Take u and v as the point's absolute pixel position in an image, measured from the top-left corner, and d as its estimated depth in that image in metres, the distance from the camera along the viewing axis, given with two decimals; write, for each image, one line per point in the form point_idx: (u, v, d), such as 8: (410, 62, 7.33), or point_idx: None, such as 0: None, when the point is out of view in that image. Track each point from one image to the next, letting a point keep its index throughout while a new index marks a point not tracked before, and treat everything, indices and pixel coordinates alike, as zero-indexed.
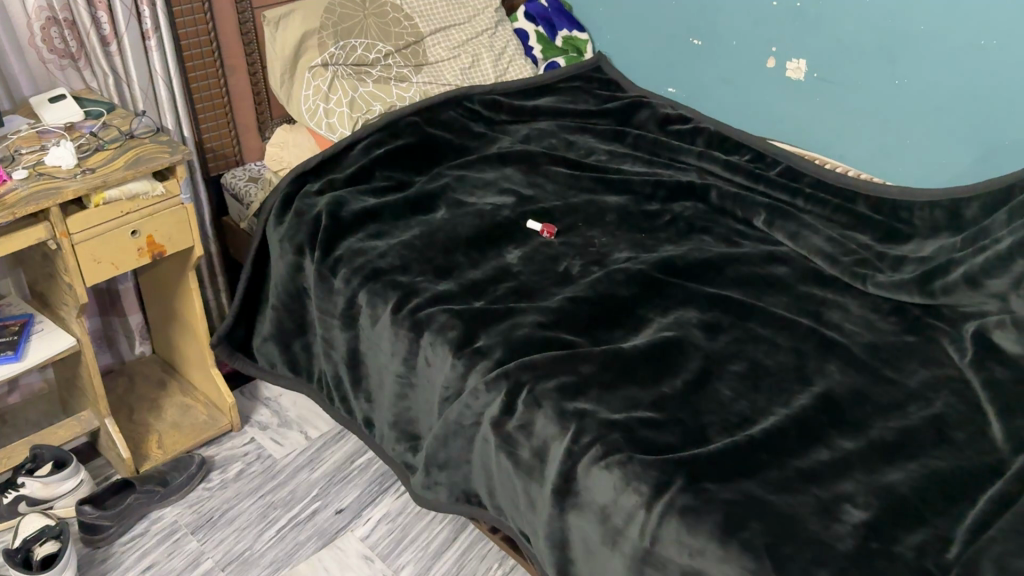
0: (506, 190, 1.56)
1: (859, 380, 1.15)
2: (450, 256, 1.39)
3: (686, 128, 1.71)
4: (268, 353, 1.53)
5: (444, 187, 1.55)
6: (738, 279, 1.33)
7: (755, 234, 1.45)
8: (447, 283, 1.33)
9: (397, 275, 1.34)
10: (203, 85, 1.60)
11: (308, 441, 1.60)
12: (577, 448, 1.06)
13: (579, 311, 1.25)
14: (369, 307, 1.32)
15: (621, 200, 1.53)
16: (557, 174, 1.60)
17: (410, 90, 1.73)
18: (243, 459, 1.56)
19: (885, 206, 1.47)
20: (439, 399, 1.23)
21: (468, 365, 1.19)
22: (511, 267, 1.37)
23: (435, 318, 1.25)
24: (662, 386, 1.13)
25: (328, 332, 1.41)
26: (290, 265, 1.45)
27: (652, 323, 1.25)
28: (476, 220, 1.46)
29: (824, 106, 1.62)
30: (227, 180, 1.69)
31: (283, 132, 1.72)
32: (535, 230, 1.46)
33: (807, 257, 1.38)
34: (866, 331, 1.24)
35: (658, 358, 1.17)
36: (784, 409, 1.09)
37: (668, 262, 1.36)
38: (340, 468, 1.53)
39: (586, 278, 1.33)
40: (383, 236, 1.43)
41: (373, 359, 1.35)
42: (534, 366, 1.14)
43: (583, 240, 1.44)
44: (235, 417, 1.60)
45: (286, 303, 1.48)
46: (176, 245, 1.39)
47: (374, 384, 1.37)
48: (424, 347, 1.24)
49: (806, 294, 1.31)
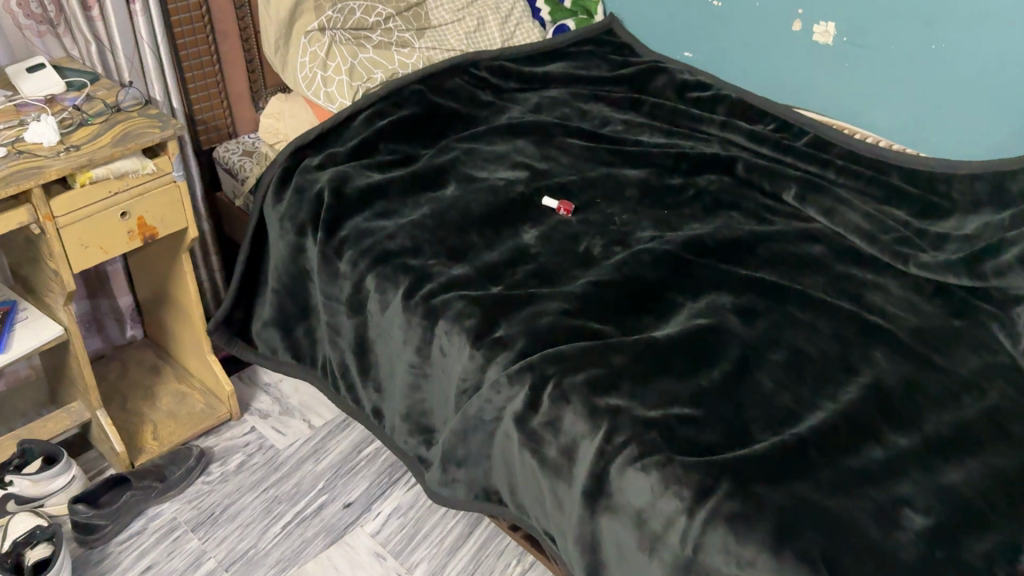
0: (519, 164, 1.46)
1: (908, 369, 1.07)
2: (464, 236, 1.30)
3: (706, 95, 1.62)
4: (268, 339, 1.44)
5: (453, 161, 1.45)
6: (771, 259, 1.26)
7: (785, 210, 1.36)
8: (462, 266, 1.24)
9: (408, 258, 1.26)
10: (193, 52, 1.48)
11: (312, 430, 1.51)
12: (610, 447, 0.99)
13: (605, 297, 1.17)
14: (379, 292, 1.24)
15: (641, 173, 1.45)
16: (573, 146, 1.51)
17: (413, 56, 1.63)
18: (244, 450, 1.47)
19: (921, 178, 1.39)
20: (457, 392, 1.16)
21: (488, 357, 1.11)
22: (529, 248, 1.28)
23: (451, 305, 1.17)
24: (699, 378, 1.05)
25: (333, 318, 1.33)
26: (291, 246, 1.37)
27: (682, 308, 1.17)
28: (489, 197, 1.37)
29: (853, 71, 1.53)
30: (220, 154, 1.57)
31: (278, 101, 1.60)
32: (551, 207, 1.37)
33: (842, 235, 1.30)
34: (910, 314, 1.16)
35: (693, 346, 1.09)
36: (831, 404, 1.02)
37: (697, 241, 1.28)
38: (347, 459, 1.45)
39: (610, 260, 1.26)
40: (391, 216, 1.34)
41: (383, 347, 1.27)
42: (560, 358, 1.06)
43: (603, 218, 1.36)
44: (234, 405, 1.51)
45: (288, 286, 1.40)
46: (169, 227, 1.30)
47: (385, 373, 1.29)
48: (439, 335, 1.17)
49: (845, 274, 1.23)
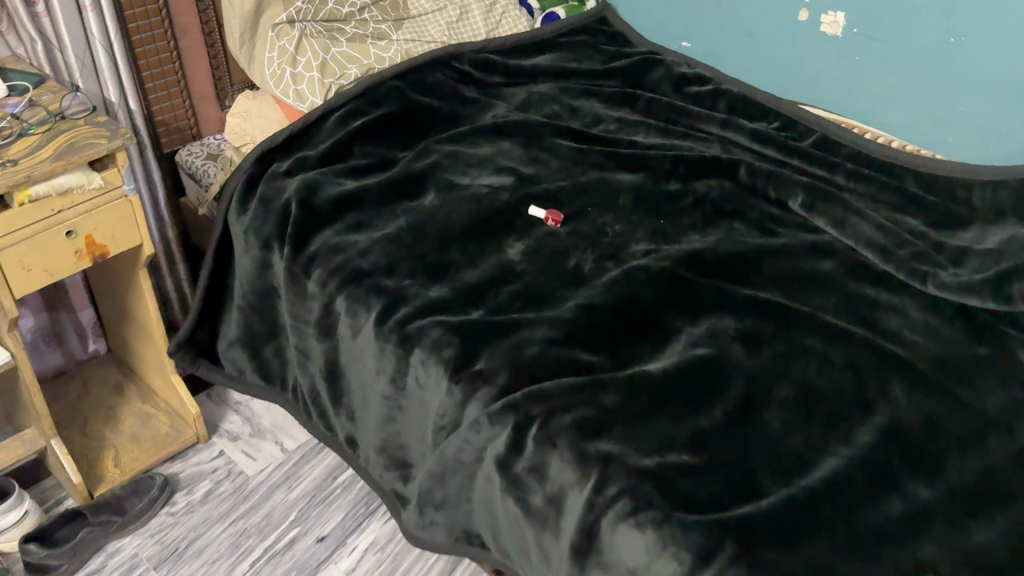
0: (504, 168, 1.35)
1: (928, 406, 0.98)
2: (443, 251, 1.19)
3: (706, 89, 1.51)
4: (234, 360, 1.34)
5: (433, 166, 1.34)
6: (776, 278, 1.16)
7: (791, 219, 1.26)
8: (440, 287, 1.14)
9: (381, 278, 1.15)
10: (150, 49, 1.37)
11: (284, 454, 1.42)
12: (601, 499, 0.89)
13: (596, 323, 1.07)
14: (350, 315, 1.14)
15: (635, 178, 1.34)
16: (562, 148, 1.40)
17: (390, 49, 1.51)
18: (211, 477, 1.38)
19: (938, 184, 1.29)
20: (434, 428, 1.06)
21: (467, 392, 1.01)
22: (513, 265, 1.18)
23: (427, 333, 1.07)
24: (700, 418, 0.95)
25: (302, 341, 1.23)
26: (256, 261, 1.26)
27: (680, 334, 1.07)
28: (470, 207, 1.27)
29: (864, 65, 1.42)
30: (183, 157, 1.45)
31: (246, 99, 1.48)
32: (539, 218, 1.27)
33: (854, 248, 1.20)
34: (929, 341, 1.07)
35: (692, 381, 0.99)
36: (845, 449, 0.92)
37: (696, 257, 1.18)
38: (321, 487, 1.36)
39: (601, 279, 1.16)
40: (364, 229, 1.23)
41: (355, 374, 1.17)
42: (546, 397, 0.96)
43: (595, 229, 1.25)
44: (200, 428, 1.41)
45: (255, 304, 1.30)
46: (122, 244, 1.19)
47: (358, 402, 1.19)
48: (415, 365, 1.07)
49: (857, 294, 1.13)
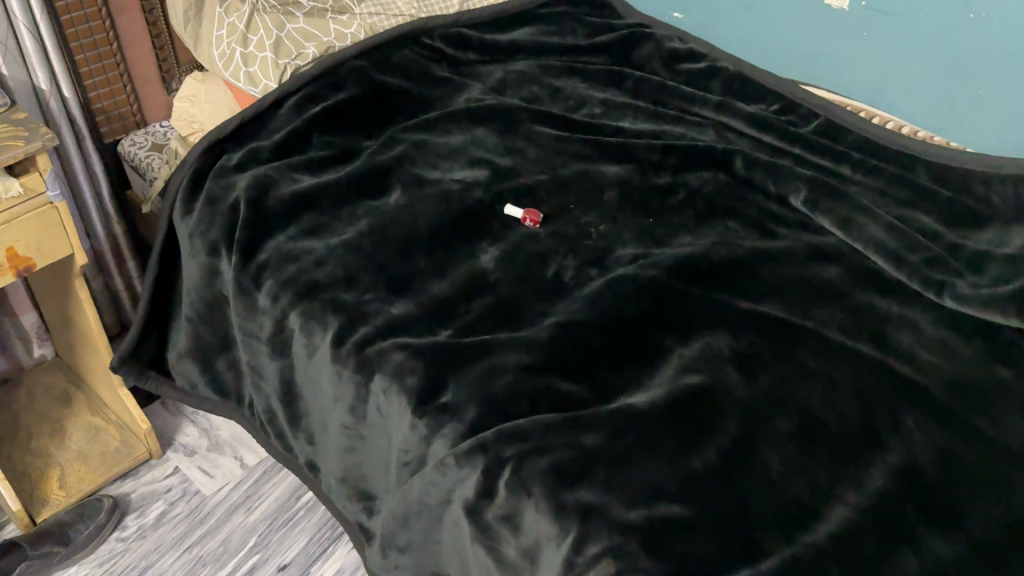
0: (478, 160, 1.23)
1: (944, 441, 0.88)
2: (408, 259, 1.07)
3: (699, 67, 1.39)
4: (185, 373, 1.23)
5: (399, 159, 1.22)
6: (776, 287, 1.05)
7: (792, 217, 1.15)
8: (404, 302, 1.02)
9: (339, 292, 1.03)
10: (82, 29, 1.22)
11: (244, 471, 1.32)
12: (581, 559, 0.78)
13: (576, 343, 0.96)
14: (304, 333, 1.03)
15: (622, 171, 1.23)
16: (542, 135, 1.28)
17: (352, 25, 1.36)
18: (165, 498, 1.28)
19: (952, 178, 1.18)
20: (398, 464, 0.95)
21: (432, 428, 0.91)
22: (486, 273, 1.07)
23: (388, 358, 0.96)
24: (691, 459, 0.84)
25: (254, 358, 1.12)
26: (203, 268, 1.15)
27: (671, 355, 0.96)
28: (440, 206, 1.15)
29: (871, 42, 1.29)
30: (125, 148, 1.33)
31: (194, 81, 1.35)
32: (515, 217, 1.15)
33: (862, 253, 1.10)
34: (945, 361, 0.97)
35: (681, 415, 0.88)
36: (854, 496, 0.82)
37: (688, 264, 1.07)
38: (283, 508, 1.27)
39: (584, 290, 1.05)
40: (321, 233, 1.11)
41: (313, 397, 1.06)
42: (518, 437, 0.85)
43: (576, 231, 1.14)
44: (153, 443, 1.31)
45: (204, 314, 1.18)
46: (49, 256, 1.07)
47: (317, 426, 1.08)
48: (375, 393, 0.96)
49: (865, 306, 1.03)
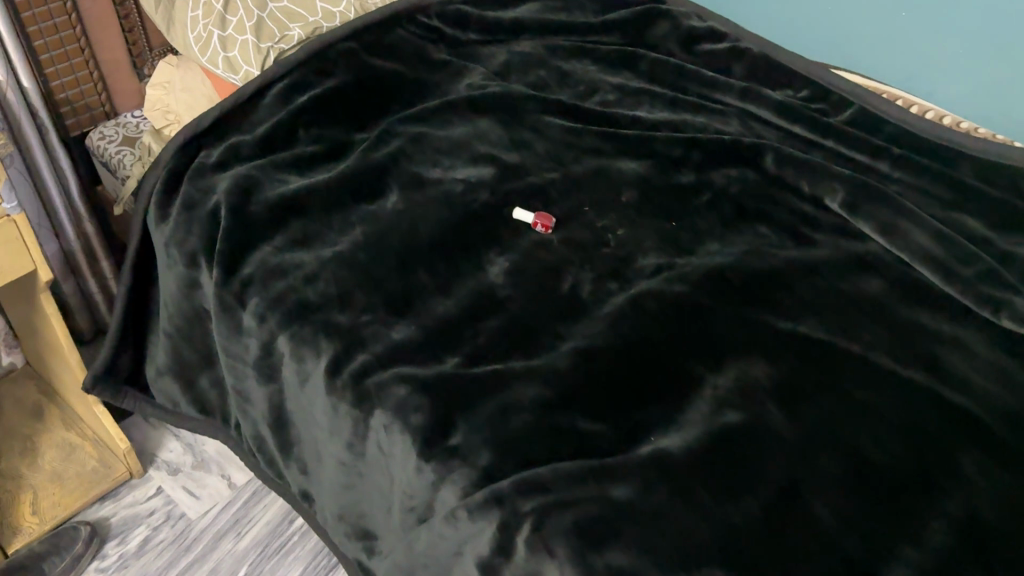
0: (482, 156, 1.12)
1: (1007, 485, 0.80)
2: (408, 273, 0.97)
3: (721, 48, 1.27)
4: (165, 391, 1.13)
5: (395, 156, 1.11)
6: (815, 303, 0.95)
7: (827, 221, 1.05)
8: (405, 325, 0.92)
9: (332, 312, 0.93)
10: (41, 12, 1.10)
11: (232, 491, 1.23)
12: None
13: (598, 374, 0.87)
14: (294, 358, 0.93)
15: (640, 167, 1.12)
16: (551, 126, 1.17)
17: (342, 3, 1.25)
18: (148, 523, 1.18)
19: (1001, 175, 1.08)
20: (402, 508, 0.86)
21: (440, 473, 0.81)
22: (495, 289, 0.97)
23: (389, 392, 0.86)
24: (731, 511, 0.75)
25: (240, 381, 1.02)
26: (182, 281, 1.04)
27: (703, 386, 0.86)
28: (442, 211, 1.04)
29: (908, 22, 1.19)
30: (94, 142, 1.21)
31: (168, 66, 1.22)
32: (525, 222, 1.05)
33: (906, 262, 1.00)
34: (1002, 389, 0.88)
35: (718, 461, 0.79)
36: (913, 554, 0.74)
37: (716, 278, 0.97)
38: (275, 533, 1.18)
39: (604, 309, 0.95)
40: (311, 243, 1.00)
41: (305, 426, 0.97)
42: (538, 488, 0.76)
43: (592, 237, 1.04)
44: (133, 462, 1.21)
45: (184, 329, 1.08)
46: (8, 273, 0.96)
47: (311, 456, 0.99)
48: (376, 429, 0.87)
49: (913, 324, 0.94)
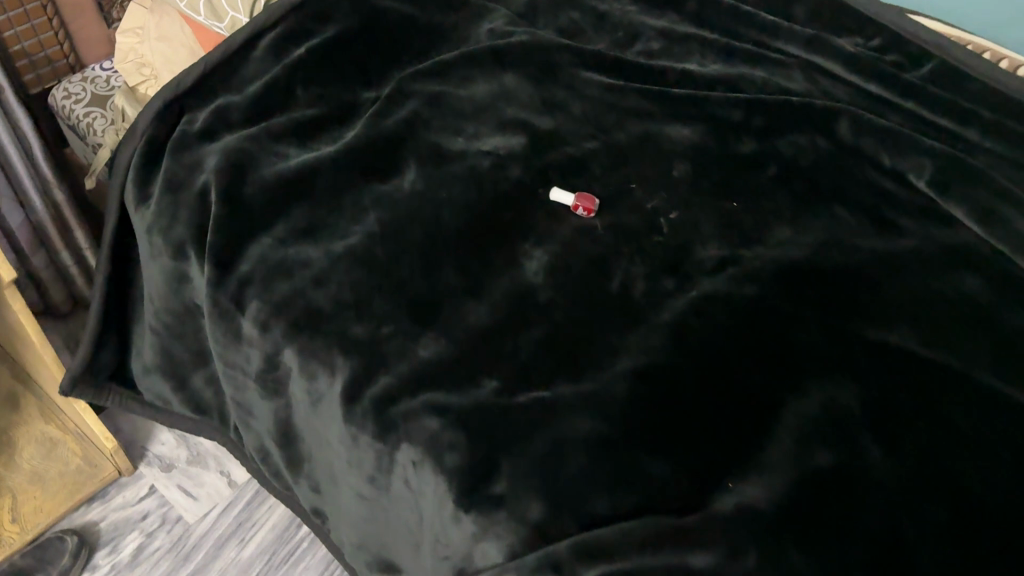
0: (512, 122, 0.97)
1: None
2: (434, 272, 0.84)
3: None
4: (155, 389, 1.00)
5: (411, 122, 0.96)
6: (903, 309, 0.83)
7: (912, 201, 0.92)
8: (433, 338, 0.79)
9: (348, 322, 0.80)
10: None
11: (233, 490, 1.12)
12: None
13: (663, 404, 0.74)
14: (305, 376, 0.80)
15: (693, 135, 0.98)
16: (589, 83, 1.02)
17: None
18: (141, 528, 1.07)
19: None
20: (435, 555, 0.75)
21: (482, 526, 0.69)
22: (536, 291, 0.83)
23: (420, 424, 0.74)
24: None
25: (241, 391, 0.89)
26: (168, 273, 0.90)
27: (783, 416, 0.74)
28: (469, 192, 0.90)
29: None
30: (58, 101, 1.06)
31: (141, 9, 1.05)
32: (565, 205, 0.91)
33: (1005, 254, 0.88)
34: None
35: (811, 515, 0.67)
36: None
37: (788, 279, 0.85)
38: (282, 539, 1.08)
39: (662, 315, 0.82)
40: (319, 233, 0.86)
41: (318, 448, 0.85)
42: (603, 554, 0.64)
43: (642, 222, 0.90)
44: (121, 460, 1.10)
45: (173, 327, 0.94)
46: None
47: (324, 476, 0.87)
48: (403, 465, 0.75)
49: (1018, 333, 0.82)
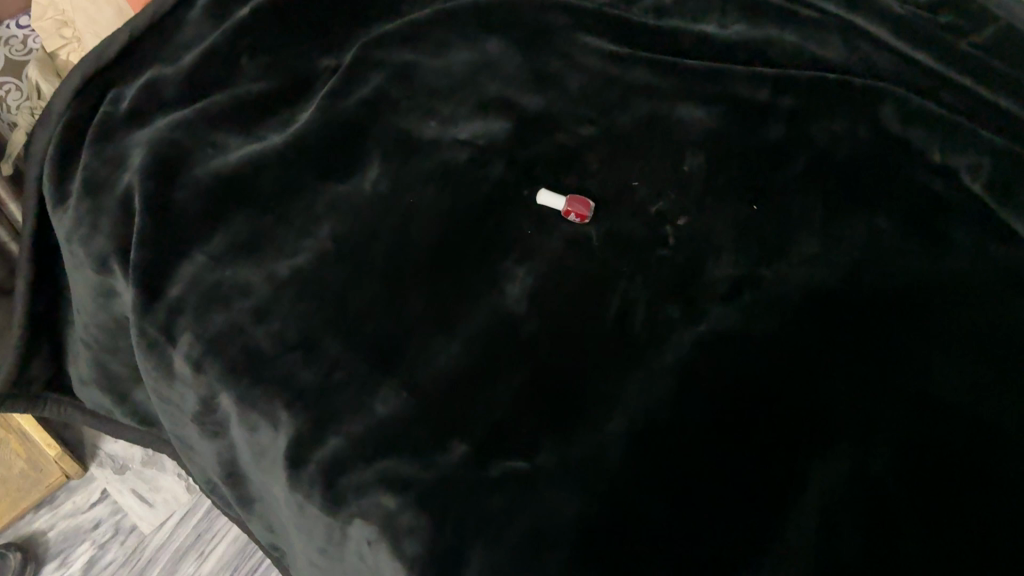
0: (493, 104, 0.84)
1: None
2: (398, 301, 0.71)
3: None
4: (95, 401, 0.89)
5: (375, 104, 0.82)
6: (948, 347, 0.70)
7: (965, 205, 0.78)
8: (393, 388, 0.66)
9: (294, 366, 0.67)
10: None
11: (193, 496, 1.03)
12: None
13: (660, 476, 0.63)
14: (244, 426, 0.67)
15: (707, 120, 0.83)
16: (587, 51, 0.87)
17: None
18: (92, 539, 0.99)
19: None
20: None
21: None
22: (518, 325, 0.71)
23: (376, 499, 0.61)
24: None
25: (180, 425, 0.77)
26: (93, 288, 0.78)
27: (806, 490, 0.62)
28: (441, 198, 0.77)
29: None
30: None
31: None
32: (555, 211, 0.77)
33: None
34: None
35: None
36: None
37: (812, 310, 0.72)
38: (244, 554, 0.99)
39: (666, 356, 0.69)
40: (263, 249, 0.73)
41: (268, 496, 0.74)
42: None
43: (646, 232, 0.77)
44: (68, 464, 1.00)
45: (105, 342, 0.82)
46: None
47: (278, 523, 0.76)
48: (356, 542, 0.62)
49: None
